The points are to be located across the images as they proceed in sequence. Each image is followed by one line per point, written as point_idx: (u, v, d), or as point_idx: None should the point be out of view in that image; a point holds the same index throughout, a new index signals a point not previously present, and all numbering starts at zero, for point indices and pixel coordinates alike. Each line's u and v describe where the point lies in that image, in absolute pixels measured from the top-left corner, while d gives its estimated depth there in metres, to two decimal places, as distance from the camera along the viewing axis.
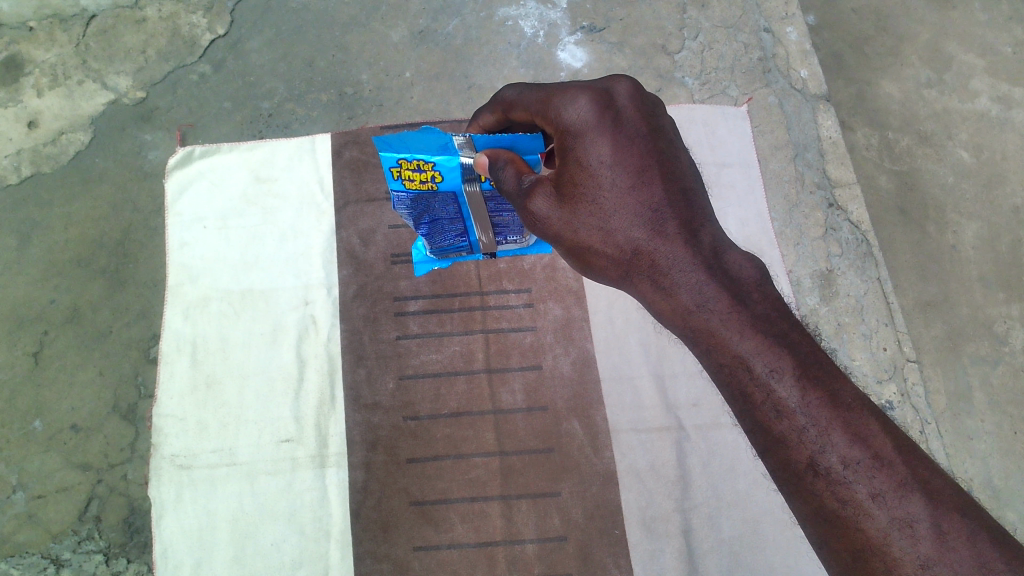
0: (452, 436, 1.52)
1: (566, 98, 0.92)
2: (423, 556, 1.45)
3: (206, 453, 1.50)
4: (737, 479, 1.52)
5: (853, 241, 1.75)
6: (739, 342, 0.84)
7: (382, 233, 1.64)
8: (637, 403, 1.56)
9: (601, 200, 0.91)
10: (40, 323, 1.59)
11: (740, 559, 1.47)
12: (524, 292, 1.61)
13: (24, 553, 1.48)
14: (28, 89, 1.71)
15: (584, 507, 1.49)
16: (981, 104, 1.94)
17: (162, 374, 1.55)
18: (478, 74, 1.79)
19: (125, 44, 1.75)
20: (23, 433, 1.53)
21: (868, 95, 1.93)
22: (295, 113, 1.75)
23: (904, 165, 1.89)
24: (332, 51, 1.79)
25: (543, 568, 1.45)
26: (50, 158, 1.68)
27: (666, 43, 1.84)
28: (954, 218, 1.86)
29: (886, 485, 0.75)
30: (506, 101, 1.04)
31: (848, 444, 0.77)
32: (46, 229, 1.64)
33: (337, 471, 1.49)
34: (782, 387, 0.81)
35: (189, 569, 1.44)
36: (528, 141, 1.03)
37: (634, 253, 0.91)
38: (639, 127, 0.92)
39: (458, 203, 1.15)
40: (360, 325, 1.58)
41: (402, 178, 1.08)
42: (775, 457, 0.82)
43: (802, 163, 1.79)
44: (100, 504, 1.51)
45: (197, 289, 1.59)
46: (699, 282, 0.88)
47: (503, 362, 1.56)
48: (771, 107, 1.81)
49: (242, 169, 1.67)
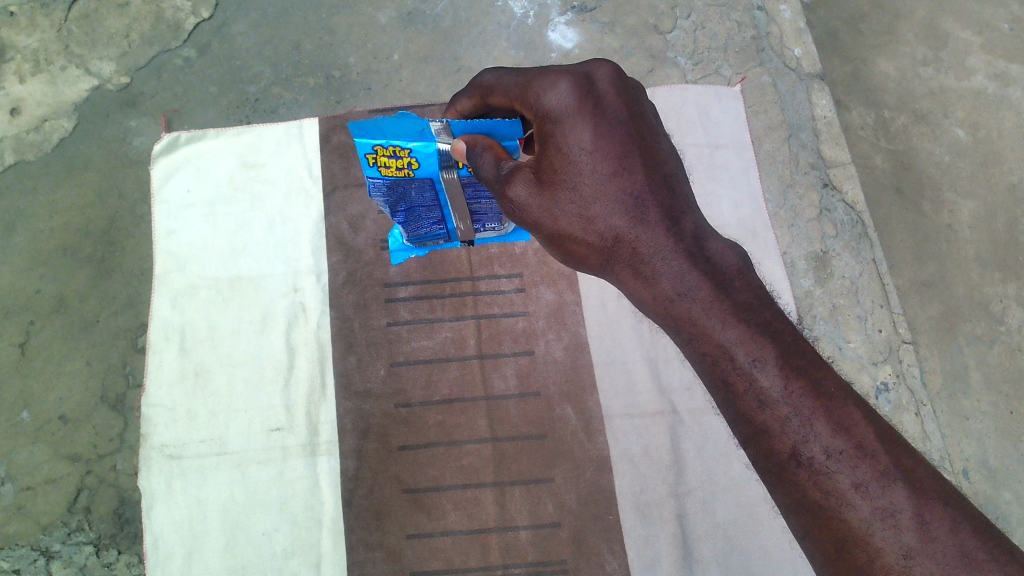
0: (444, 423, 1.51)
1: (546, 83, 0.90)
2: (415, 544, 1.44)
3: (195, 443, 1.49)
4: (731, 463, 1.50)
5: (848, 222, 1.73)
6: (721, 332, 0.82)
7: (371, 218, 1.62)
8: (630, 387, 1.54)
9: (581, 187, 0.89)
10: (25, 313, 1.58)
11: (734, 544, 1.46)
12: (515, 277, 1.59)
13: (13, 545, 1.47)
14: (10, 75, 1.68)
15: (578, 493, 1.48)
16: (977, 82, 1.92)
17: (150, 364, 1.53)
18: (468, 56, 1.76)
19: (108, 28, 1.72)
20: (11, 424, 1.52)
21: (863, 73, 1.91)
22: (282, 97, 1.72)
23: (900, 144, 1.87)
24: (319, 34, 1.76)
25: (537, 555, 1.45)
26: (33, 145, 1.66)
27: (658, 22, 1.81)
28: (950, 197, 1.84)
29: (868, 475, 0.74)
30: (484, 84, 1.01)
31: (831, 433, 0.76)
32: (30, 218, 1.62)
33: (328, 459, 1.48)
34: (764, 376, 0.79)
35: (180, 560, 1.43)
36: (507, 127, 0.99)
37: (615, 241, 0.89)
38: (620, 112, 0.90)
39: (435, 189, 1.12)
40: (349, 312, 1.56)
41: (377, 165, 1.05)
42: (759, 447, 0.80)
43: (795, 143, 1.76)
44: (89, 495, 1.50)
45: (184, 278, 1.57)
46: (680, 270, 0.86)
47: (495, 348, 1.55)
48: (765, 86, 1.79)
49: (229, 154, 1.65)
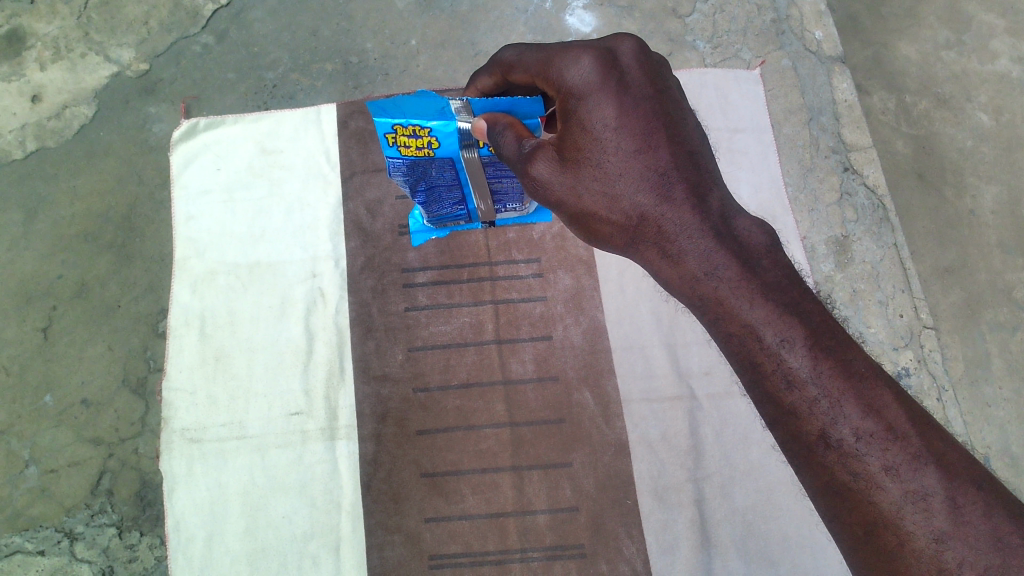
0: (463, 407, 1.51)
1: (568, 59, 0.88)
2: (434, 528, 1.45)
3: (216, 427, 1.50)
4: (750, 448, 1.50)
5: (868, 206, 1.72)
6: (749, 311, 0.81)
7: (389, 204, 1.62)
8: (648, 371, 1.54)
9: (605, 164, 0.89)
10: (48, 298, 1.59)
11: (754, 529, 1.45)
12: (533, 262, 1.59)
13: (37, 527, 1.49)
14: (31, 63, 1.70)
15: (596, 477, 1.48)
16: (1001, 65, 1.89)
17: (171, 348, 1.54)
18: (485, 41, 1.76)
19: (127, 15, 1.73)
20: (34, 408, 1.54)
21: (885, 57, 1.88)
22: (300, 83, 1.72)
23: (922, 128, 1.85)
24: (336, 19, 1.76)
25: (555, 539, 1.45)
26: (54, 132, 1.67)
27: (676, 6, 1.80)
28: (973, 182, 1.82)
29: (899, 458, 0.73)
30: (504, 63, 1.00)
31: (861, 416, 0.75)
32: (51, 204, 1.64)
33: (347, 443, 1.49)
34: (793, 357, 0.79)
35: (202, 542, 1.45)
36: (528, 104, 0.99)
37: (641, 220, 0.89)
38: (645, 88, 0.88)
39: (455, 169, 1.11)
40: (368, 297, 1.57)
41: (397, 145, 1.03)
42: (785, 429, 0.80)
43: (816, 127, 1.75)
44: (112, 478, 1.52)
45: (203, 263, 1.58)
46: (707, 249, 0.85)
47: (513, 333, 1.55)
48: (785, 70, 1.77)
49: (247, 141, 1.65)
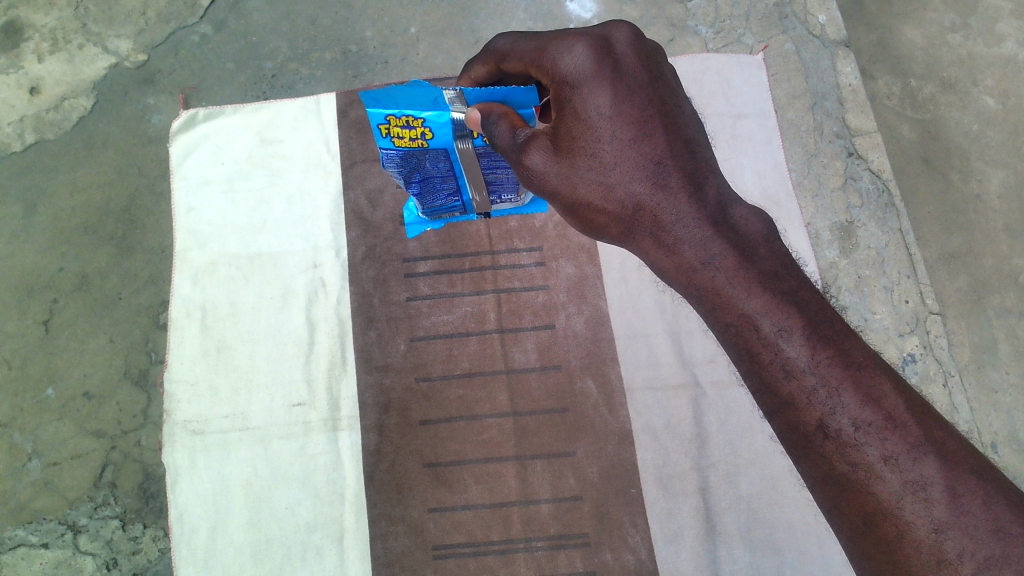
0: (465, 397, 1.50)
1: (562, 46, 0.86)
2: (438, 518, 1.45)
3: (218, 419, 1.50)
4: (755, 436, 1.49)
5: (873, 191, 1.70)
6: (746, 301, 0.80)
7: (390, 193, 1.60)
8: (651, 360, 1.53)
9: (601, 153, 0.87)
10: (49, 290, 1.59)
11: (759, 518, 1.45)
12: (535, 251, 1.58)
13: (41, 519, 1.49)
14: (30, 54, 1.69)
15: (600, 466, 1.47)
16: (1008, 48, 1.87)
17: (173, 340, 1.54)
18: (485, 28, 1.74)
19: (125, 6, 1.72)
20: (37, 401, 1.54)
21: (890, 40, 1.86)
22: (299, 72, 1.71)
23: (928, 113, 1.83)
24: (335, 8, 1.75)
25: (558, 528, 1.44)
26: (53, 124, 1.66)
27: None
28: (979, 167, 1.80)
29: (898, 448, 0.72)
30: (499, 51, 0.98)
31: (859, 405, 0.74)
32: (51, 196, 1.63)
33: (349, 435, 1.48)
34: (790, 346, 0.78)
35: (205, 533, 1.45)
36: (522, 94, 0.97)
37: (636, 209, 0.88)
38: (640, 76, 0.87)
39: (450, 160, 1.10)
40: (369, 287, 1.56)
41: (390, 135, 1.02)
42: (784, 420, 0.79)
43: (820, 112, 1.73)
44: (115, 471, 1.52)
45: (204, 255, 1.58)
46: (703, 238, 0.84)
47: (515, 322, 1.54)
48: (788, 54, 1.75)
49: (246, 131, 1.64)
